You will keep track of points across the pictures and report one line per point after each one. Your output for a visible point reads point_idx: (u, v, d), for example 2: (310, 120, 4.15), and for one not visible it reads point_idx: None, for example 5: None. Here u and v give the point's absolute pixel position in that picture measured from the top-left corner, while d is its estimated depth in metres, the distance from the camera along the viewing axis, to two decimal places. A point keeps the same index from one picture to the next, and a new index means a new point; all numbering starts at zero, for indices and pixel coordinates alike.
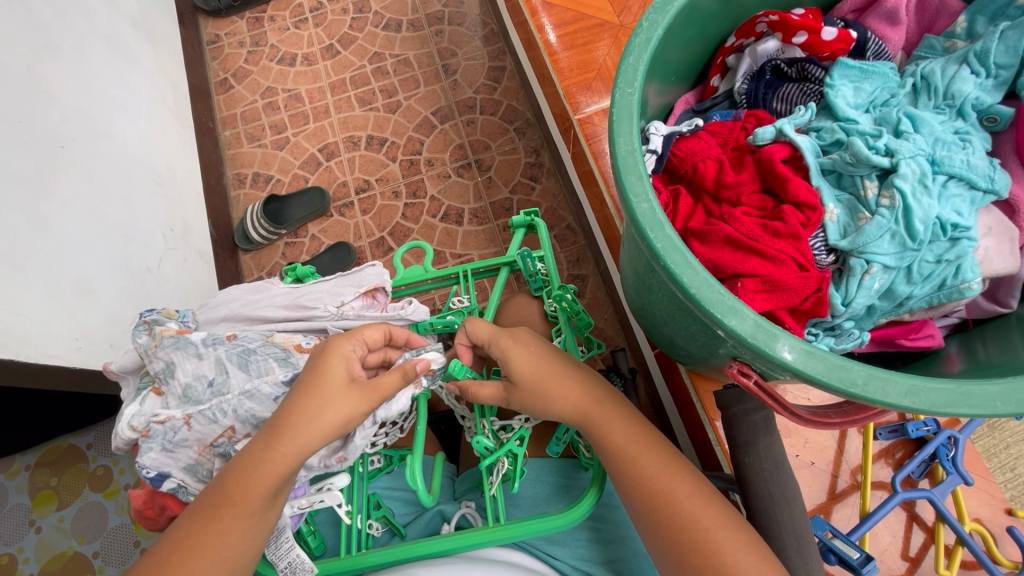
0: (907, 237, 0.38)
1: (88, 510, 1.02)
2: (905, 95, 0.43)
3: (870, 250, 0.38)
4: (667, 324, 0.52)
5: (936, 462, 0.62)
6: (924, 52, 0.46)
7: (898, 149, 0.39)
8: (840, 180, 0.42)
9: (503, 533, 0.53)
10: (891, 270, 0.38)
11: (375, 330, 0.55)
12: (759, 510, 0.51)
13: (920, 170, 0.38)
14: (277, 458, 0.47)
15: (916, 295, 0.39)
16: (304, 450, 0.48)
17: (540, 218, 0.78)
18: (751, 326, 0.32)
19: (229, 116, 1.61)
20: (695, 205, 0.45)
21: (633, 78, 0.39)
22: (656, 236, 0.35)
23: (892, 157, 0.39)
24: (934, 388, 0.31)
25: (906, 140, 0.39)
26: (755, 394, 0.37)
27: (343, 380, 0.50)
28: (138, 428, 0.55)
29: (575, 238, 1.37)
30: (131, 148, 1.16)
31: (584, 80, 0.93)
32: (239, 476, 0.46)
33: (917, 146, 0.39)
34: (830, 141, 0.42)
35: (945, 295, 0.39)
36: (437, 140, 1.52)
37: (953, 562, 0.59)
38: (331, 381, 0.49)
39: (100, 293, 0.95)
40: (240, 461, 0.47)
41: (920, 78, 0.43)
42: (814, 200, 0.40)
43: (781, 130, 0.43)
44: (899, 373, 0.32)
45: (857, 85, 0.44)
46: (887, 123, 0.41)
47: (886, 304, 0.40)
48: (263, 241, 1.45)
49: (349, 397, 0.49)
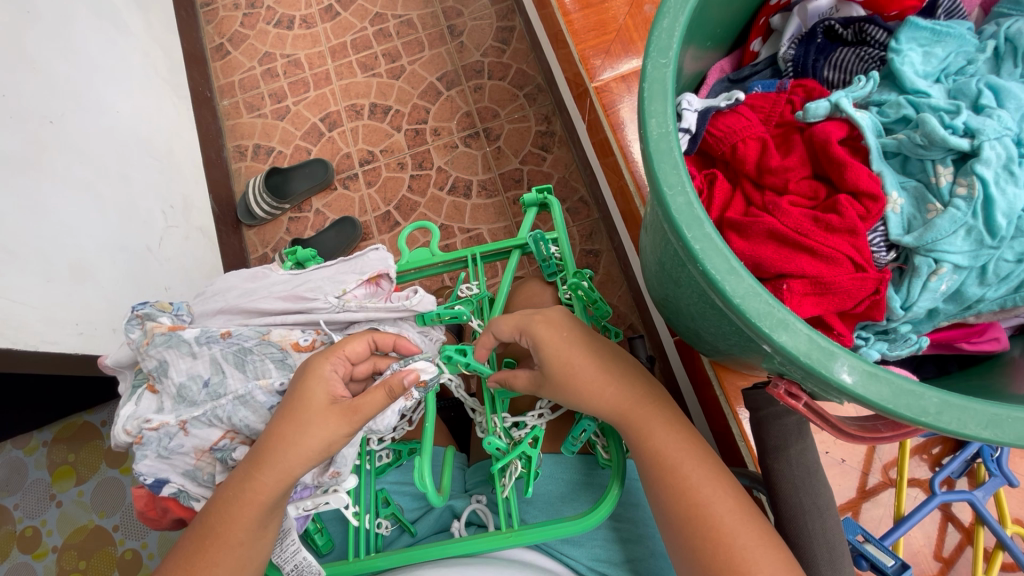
0: (986, 232, 0.33)
1: (105, 486, 1.03)
2: (984, 61, 0.37)
3: (939, 248, 0.33)
4: (694, 319, 0.47)
5: (979, 462, 0.58)
6: (1008, 8, 0.39)
7: (981, 128, 0.33)
8: (906, 164, 0.36)
9: (517, 539, 0.50)
10: (963, 270, 0.33)
11: (358, 344, 0.54)
12: (788, 518, 0.48)
13: (1005, 154, 0.32)
14: (258, 486, 0.47)
15: (987, 298, 0.34)
16: (282, 475, 0.48)
17: (554, 196, 0.73)
18: (804, 343, 0.28)
19: (227, 84, 1.54)
20: (733, 192, 0.40)
21: (667, 46, 0.33)
22: (694, 235, 0.30)
23: (973, 139, 0.33)
24: (1021, 416, 0.26)
25: (989, 118, 0.33)
26: (803, 414, 0.34)
27: (321, 403, 0.49)
28: (133, 432, 0.54)
29: (588, 211, 1.31)
30: (124, 121, 1.11)
31: (601, 42, 0.85)
32: (225, 502, 0.48)
33: (1003, 124, 0.33)
34: (895, 118, 0.36)
35: (1023, 298, 0.34)
36: (443, 108, 1.45)
37: (992, 566, 0.56)
38: (309, 406, 0.49)
39: (98, 275, 0.92)
40: (225, 488, 0.49)
41: (1005, 40, 0.37)
42: (876, 189, 0.35)
43: (837, 104, 0.37)
44: (977, 399, 0.27)
45: (927, 50, 0.38)
46: (963, 96, 0.36)
47: (951, 307, 0.35)
48: (267, 216, 1.40)
49: (327, 421, 0.48)
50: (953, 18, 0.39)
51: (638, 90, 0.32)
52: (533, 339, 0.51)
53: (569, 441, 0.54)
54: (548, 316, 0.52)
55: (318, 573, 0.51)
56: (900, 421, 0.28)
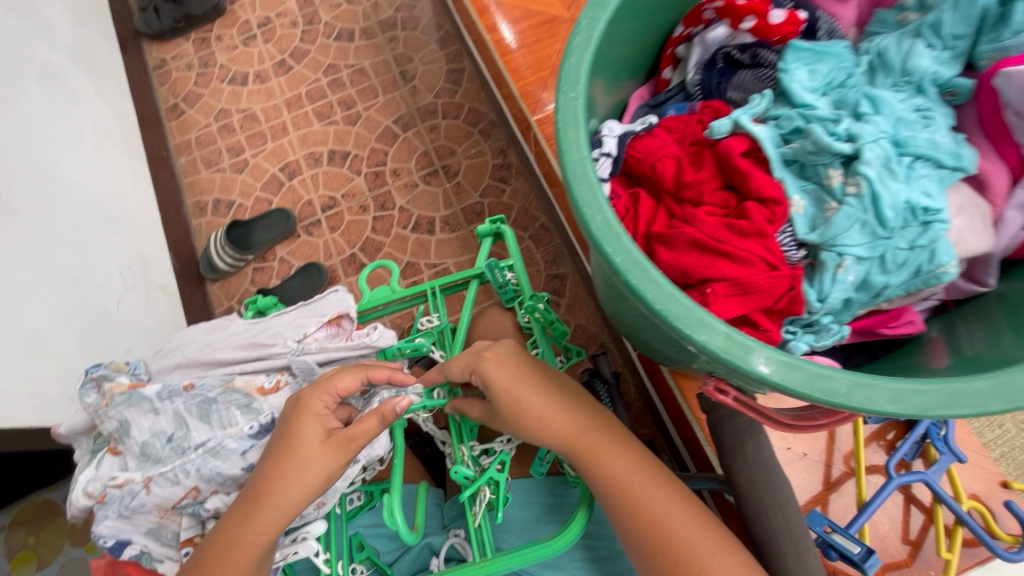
0: (878, 224, 0.36)
1: (70, 566, 0.97)
2: (861, 74, 0.42)
3: (840, 242, 0.36)
4: (640, 330, 0.49)
5: (928, 442, 0.60)
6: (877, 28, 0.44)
7: (860, 133, 0.37)
8: (803, 169, 0.39)
9: (492, 568, 0.49)
10: (865, 260, 0.37)
11: (347, 377, 0.52)
12: (752, 518, 0.49)
13: (884, 155, 0.36)
14: (260, 527, 0.47)
15: (892, 284, 0.37)
16: (283, 513, 0.47)
17: (507, 225, 0.74)
18: (722, 340, 0.30)
19: (183, 142, 1.55)
20: (657, 207, 0.42)
21: (576, 80, 0.36)
22: (614, 249, 0.32)
23: (855, 143, 0.37)
24: (921, 390, 0.29)
25: (866, 123, 0.37)
26: (736, 409, 0.36)
27: (316, 442, 0.49)
28: (93, 495, 0.53)
29: (550, 237, 1.35)
30: (77, 186, 1.10)
31: (541, 78, 0.90)
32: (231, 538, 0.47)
33: (879, 128, 0.37)
34: (790, 129, 0.40)
35: (923, 281, 0.37)
36: (400, 150, 1.48)
37: (954, 543, 0.57)
38: (306, 444, 0.48)
39: (53, 343, 0.90)
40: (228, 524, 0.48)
41: (876, 55, 0.41)
42: (777, 194, 0.38)
43: (738, 122, 0.41)
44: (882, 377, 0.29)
45: (811, 68, 0.42)
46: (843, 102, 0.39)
47: (862, 296, 0.38)
48: (230, 269, 1.40)
49: (319, 460, 0.48)
50: (832, 38, 0.44)
51: (555, 125, 0.35)
52: (482, 378, 0.51)
53: (536, 463, 0.55)
54: (496, 353, 0.52)
55: None
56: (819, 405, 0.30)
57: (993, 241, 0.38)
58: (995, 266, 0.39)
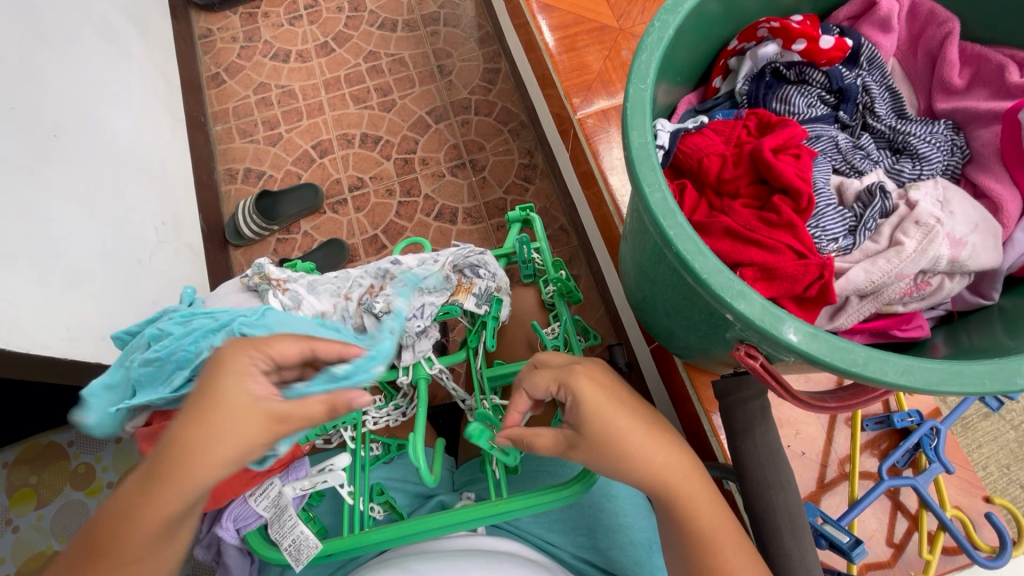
0: (867, 227, 0.44)
1: (68, 508, 1.02)
2: (887, 102, 0.51)
3: (852, 244, 0.44)
4: (668, 317, 0.55)
5: (920, 451, 0.64)
6: (942, 68, 0.49)
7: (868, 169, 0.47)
8: None
9: (503, 508, 0.54)
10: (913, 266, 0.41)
11: (279, 345, 0.48)
12: (754, 495, 0.52)
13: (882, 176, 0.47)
14: (161, 502, 0.43)
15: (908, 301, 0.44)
16: (187, 494, 0.44)
17: (535, 213, 0.79)
18: (758, 309, 0.35)
19: (221, 110, 1.62)
20: (699, 199, 0.47)
21: (645, 75, 0.41)
22: (668, 223, 0.37)
23: (861, 174, 0.47)
24: None
25: (880, 164, 0.48)
26: (759, 375, 0.39)
27: (235, 403, 0.44)
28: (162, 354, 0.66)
29: (568, 238, 1.40)
30: (122, 142, 1.17)
31: (584, 81, 0.95)
32: (103, 539, 0.44)
33: (883, 166, 0.47)
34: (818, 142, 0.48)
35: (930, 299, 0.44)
36: (431, 140, 1.55)
37: (935, 547, 0.61)
38: (219, 415, 0.44)
39: (91, 284, 0.96)
40: (102, 515, 0.45)
41: (891, 92, 0.51)
42: (806, 171, 0.43)
43: (789, 120, 0.46)
44: (972, 362, 0.34)
45: (865, 80, 0.51)
46: (195, 338, 0.57)
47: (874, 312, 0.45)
48: (255, 237, 1.46)
49: (237, 424, 0.44)
50: (873, 64, 0.51)
51: (622, 111, 0.41)
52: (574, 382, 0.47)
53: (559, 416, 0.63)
54: (587, 366, 0.49)
55: (315, 546, 0.53)
56: (835, 375, 0.34)
57: (1002, 256, 0.42)
58: (1000, 282, 0.43)
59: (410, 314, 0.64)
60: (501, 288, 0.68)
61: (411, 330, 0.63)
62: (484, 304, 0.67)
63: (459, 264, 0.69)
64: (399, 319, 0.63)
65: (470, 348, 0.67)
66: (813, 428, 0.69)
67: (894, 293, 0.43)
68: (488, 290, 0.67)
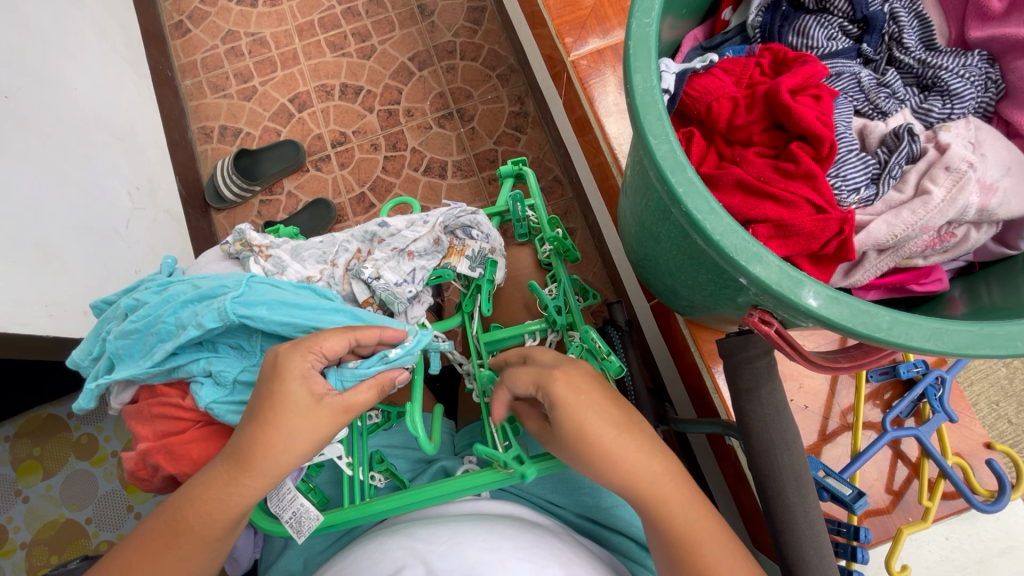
0: (892, 176, 0.40)
1: (76, 478, 1.02)
2: (916, 31, 0.46)
3: (874, 196, 0.40)
4: (672, 276, 0.52)
5: (925, 401, 0.63)
6: None
7: (893, 110, 0.43)
8: None
9: (506, 475, 0.52)
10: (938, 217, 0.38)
11: (333, 338, 0.49)
12: (758, 453, 0.51)
13: (908, 116, 0.43)
14: (247, 491, 0.46)
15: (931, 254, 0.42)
16: (273, 479, 0.46)
17: (528, 167, 0.74)
18: (775, 273, 0.32)
19: (189, 63, 1.51)
20: (707, 148, 0.43)
21: (650, 8, 0.37)
22: (677, 179, 0.34)
23: (886, 116, 0.43)
24: None
25: (906, 104, 0.44)
26: (772, 341, 0.37)
27: (309, 402, 0.47)
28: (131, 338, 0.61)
29: (563, 190, 1.35)
30: (83, 102, 1.09)
31: (577, 18, 0.88)
32: (187, 523, 0.46)
33: (908, 105, 0.44)
34: (839, 79, 0.44)
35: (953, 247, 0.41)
36: (415, 88, 1.46)
37: (935, 494, 0.61)
38: (294, 409, 0.46)
39: (64, 256, 0.91)
40: (180, 504, 0.46)
41: (921, 20, 0.46)
42: (829, 117, 0.39)
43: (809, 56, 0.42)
44: (1005, 322, 0.32)
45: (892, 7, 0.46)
46: (167, 317, 0.53)
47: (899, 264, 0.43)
48: (236, 199, 1.40)
49: (318, 423, 0.47)
50: None
51: (623, 50, 0.36)
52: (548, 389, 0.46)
53: None
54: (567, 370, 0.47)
55: (316, 518, 0.52)
56: (858, 340, 0.32)
57: None
58: None
59: (400, 281, 0.61)
60: (494, 249, 0.65)
61: (402, 297, 0.60)
62: (478, 267, 0.63)
63: (449, 224, 0.65)
64: (388, 286, 0.60)
65: (465, 313, 0.64)
66: (816, 381, 0.68)
67: (915, 246, 0.40)
68: (481, 251, 0.64)
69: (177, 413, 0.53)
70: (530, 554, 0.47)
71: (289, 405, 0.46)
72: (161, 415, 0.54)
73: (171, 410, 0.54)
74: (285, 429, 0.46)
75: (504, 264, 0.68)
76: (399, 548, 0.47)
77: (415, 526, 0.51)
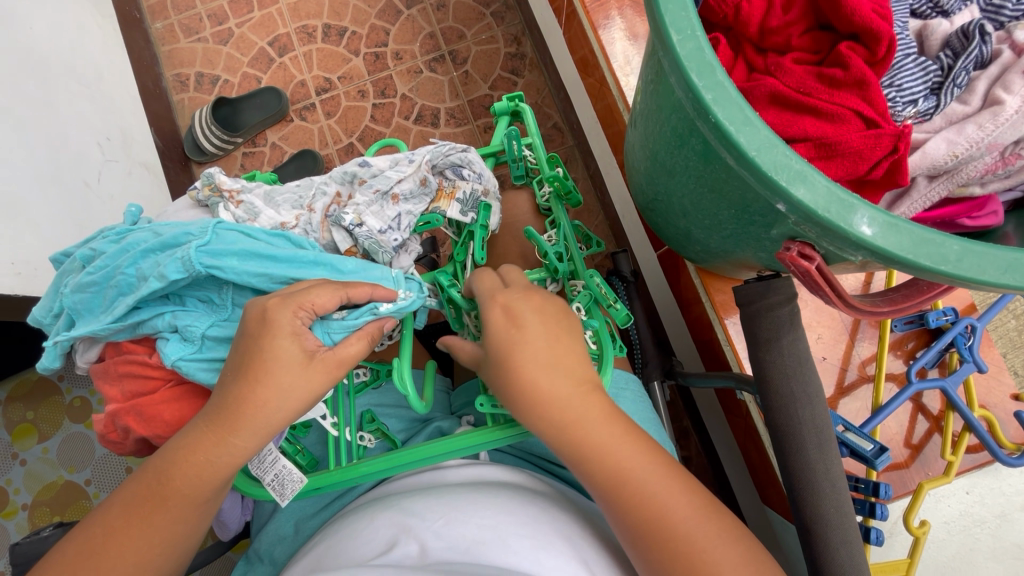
0: (946, 78, 0.42)
1: (71, 441, 0.98)
2: None
3: (932, 105, 0.41)
4: (685, 216, 0.47)
5: (952, 350, 0.59)
6: None
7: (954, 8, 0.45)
8: None
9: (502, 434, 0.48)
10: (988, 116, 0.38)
11: (325, 294, 0.44)
12: (778, 409, 0.47)
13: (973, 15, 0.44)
14: (233, 451, 0.42)
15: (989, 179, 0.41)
16: (262, 438, 0.42)
17: (526, 103, 0.67)
18: (823, 194, 0.26)
19: (158, 4, 1.39)
20: (739, 60, 0.43)
21: None
22: (706, 83, 0.28)
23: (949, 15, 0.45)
24: None
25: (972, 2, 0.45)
26: (809, 279, 0.32)
27: (300, 359, 0.42)
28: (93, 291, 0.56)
29: (562, 137, 1.27)
30: (42, 41, 0.99)
31: None
32: (170, 489, 0.42)
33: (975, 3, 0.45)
34: None
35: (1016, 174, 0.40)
36: (404, 29, 1.35)
37: (959, 448, 0.57)
38: (282, 364, 0.42)
39: (29, 210, 0.85)
40: (161, 468, 0.42)
41: None
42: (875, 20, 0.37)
43: None
44: None
45: None
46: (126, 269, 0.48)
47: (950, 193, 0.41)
48: (218, 151, 1.32)
49: (310, 379, 0.42)
50: None
51: None
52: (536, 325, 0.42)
53: None
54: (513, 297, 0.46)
55: (300, 481, 0.49)
56: (917, 274, 0.27)
57: None
58: None
59: (384, 228, 0.56)
60: (489, 192, 0.59)
61: (387, 246, 0.55)
62: (470, 212, 0.58)
63: (438, 164, 0.59)
64: (372, 235, 0.55)
65: (458, 263, 0.60)
66: (835, 330, 0.63)
67: (971, 169, 0.40)
68: (474, 194, 0.58)
69: (145, 372, 0.49)
70: (531, 528, 0.43)
71: (277, 359, 0.42)
72: (129, 374, 0.49)
73: (138, 368, 0.49)
74: (273, 386, 0.41)
75: (499, 209, 0.62)
76: (390, 525, 0.44)
77: (405, 499, 0.48)
